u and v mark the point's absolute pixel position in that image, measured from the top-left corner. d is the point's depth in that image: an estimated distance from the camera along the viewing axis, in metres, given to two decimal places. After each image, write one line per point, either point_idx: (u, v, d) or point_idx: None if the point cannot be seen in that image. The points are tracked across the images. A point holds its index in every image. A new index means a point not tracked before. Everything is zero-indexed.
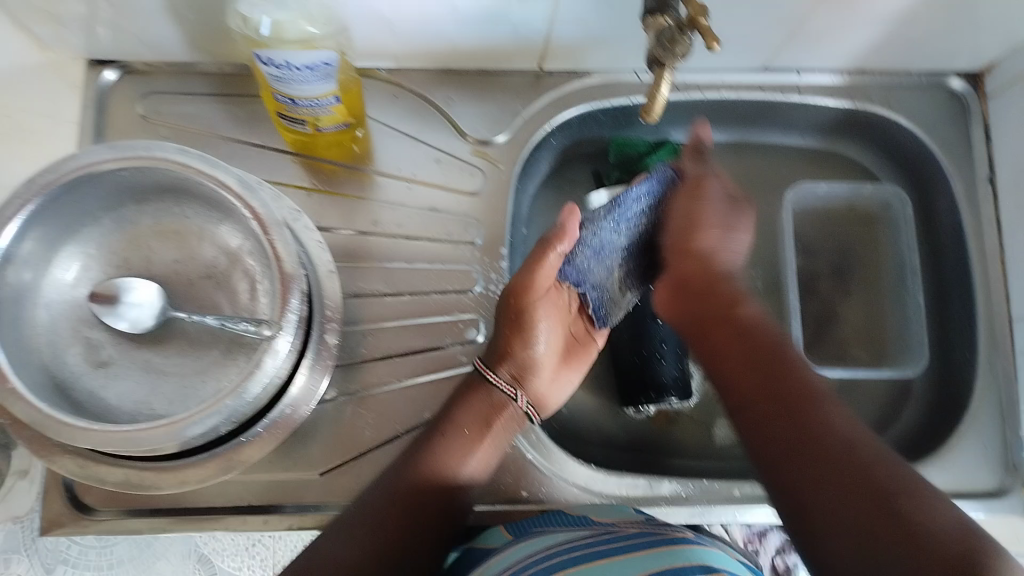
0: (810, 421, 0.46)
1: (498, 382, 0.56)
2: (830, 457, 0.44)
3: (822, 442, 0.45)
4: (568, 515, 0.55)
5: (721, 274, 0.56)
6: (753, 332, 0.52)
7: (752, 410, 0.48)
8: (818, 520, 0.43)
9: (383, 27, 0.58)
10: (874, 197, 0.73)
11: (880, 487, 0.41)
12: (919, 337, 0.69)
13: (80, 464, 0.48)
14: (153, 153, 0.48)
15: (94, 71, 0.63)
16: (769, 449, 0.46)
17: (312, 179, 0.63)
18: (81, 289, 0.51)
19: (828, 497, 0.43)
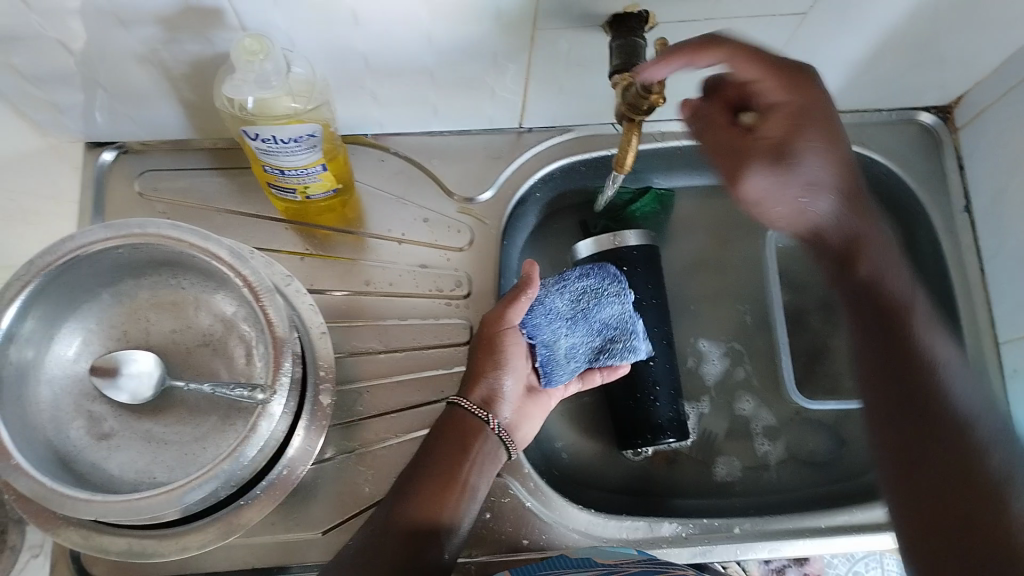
0: (948, 428, 0.52)
1: (470, 408, 0.57)
2: (944, 468, 0.51)
3: (935, 459, 0.51)
4: (571, 558, 0.56)
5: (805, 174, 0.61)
6: (872, 300, 0.61)
7: (905, 412, 0.55)
8: (924, 513, 0.51)
9: (367, 97, 0.60)
10: None
11: (989, 498, 0.48)
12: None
13: (83, 535, 0.49)
14: (147, 229, 0.50)
15: (93, 152, 0.66)
16: (906, 449, 0.54)
17: (305, 244, 0.65)
18: (82, 363, 0.53)
19: (935, 502, 0.50)
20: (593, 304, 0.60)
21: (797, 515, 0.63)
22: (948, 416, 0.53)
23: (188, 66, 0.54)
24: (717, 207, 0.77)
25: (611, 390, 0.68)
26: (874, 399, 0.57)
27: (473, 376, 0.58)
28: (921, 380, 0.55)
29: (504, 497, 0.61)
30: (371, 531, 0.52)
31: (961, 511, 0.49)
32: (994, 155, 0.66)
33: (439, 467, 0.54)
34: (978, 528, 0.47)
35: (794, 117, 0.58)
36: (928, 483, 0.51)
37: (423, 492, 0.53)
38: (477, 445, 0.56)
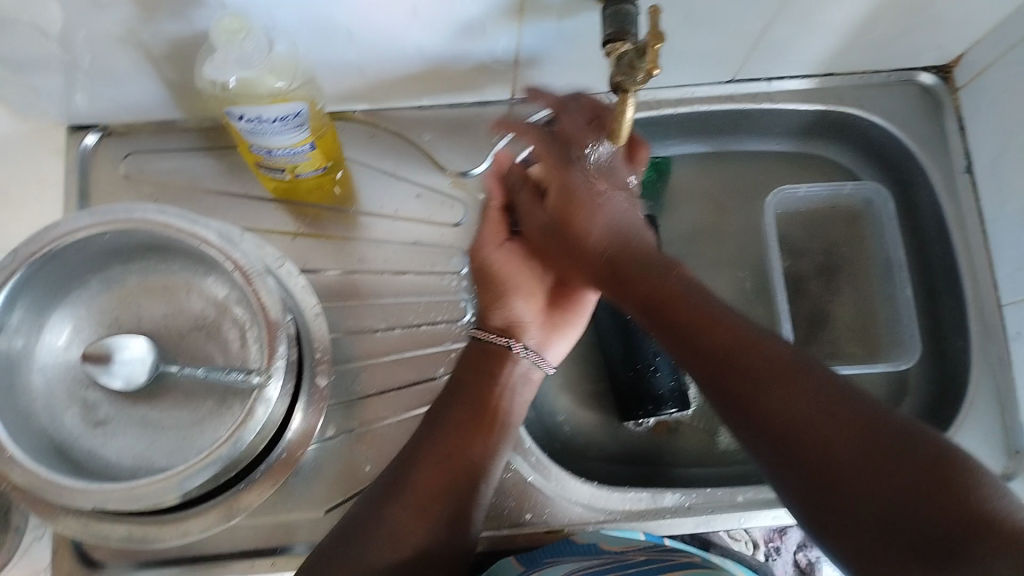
0: (788, 374, 0.43)
1: (490, 336, 0.60)
2: (822, 423, 0.41)
3: (810, 415, 0.41)
4: (577, 545, 0.56)
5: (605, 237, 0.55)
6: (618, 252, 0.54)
7: (752, 375, 0.44)
8: (820, 506, 0.40)
9: (353, 72, 0.59)
10: (855, 194, 0.74)
11: (838, 416, 0.41)
12: (913, 338, 0.69)
13: (83, 523, 0.49)
14: (133, 215, 0.50)
15: (76, 136, 0.64)
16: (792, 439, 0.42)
17: (298, 224, 0.64)
18: (73, 350, 0.53)
19: (827, 466, 0.40)
20: None
21: None
22: (785, 356, 0.44)
23: (167, 46, 0.52)
24: (714, 173, 0.76)
25: (611, 361, 0.68)
26: (710, 387, 0.47)
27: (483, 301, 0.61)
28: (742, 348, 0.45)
29: (506, 472, 0.61)
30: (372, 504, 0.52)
31: (856, 463, 0.39)
32: (996, 115, 0.64)
33: (463, 425, 0.56)
34: (897, 460, 0.38)
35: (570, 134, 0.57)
36: (820, 448, 0.40)
37: (452, 449, 0.55)
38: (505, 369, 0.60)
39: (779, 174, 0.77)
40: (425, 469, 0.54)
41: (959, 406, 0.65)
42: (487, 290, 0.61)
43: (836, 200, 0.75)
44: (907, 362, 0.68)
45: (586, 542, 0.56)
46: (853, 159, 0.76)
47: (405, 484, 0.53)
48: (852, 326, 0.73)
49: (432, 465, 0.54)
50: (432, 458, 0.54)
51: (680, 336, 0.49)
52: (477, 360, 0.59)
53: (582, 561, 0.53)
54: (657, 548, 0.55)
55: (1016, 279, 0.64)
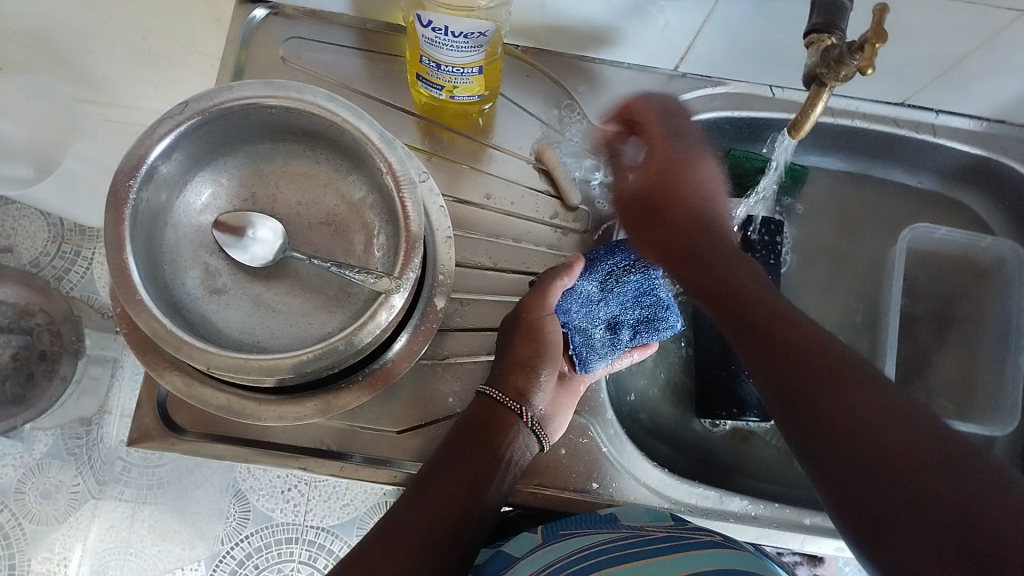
0: (856, 372, 0.43)
1: (504, 400, 0.54)
2: (867, 418, 0.40)
3: (860, 411, 0.41)
4: (597, 515, 0.57)
5: (693, 179, 0.55)
6: (689, 200, 0.54)
7: (796, 355, 0.45)
8: (854, 498, 0.40)
9: (535, 8, 0.58)
10: (989, 249, 0.72)
11: (908, 425, 0.40)
12: (1013, 407, 0.68)
13: (188, 383, 0.48)
14: (304, 95, 0.49)
15: (244, 9, 0.63)
16: (830, 420, 0.42)
17: (433, 145, 0.64)
18: (207, 216, 0.53)
19: (864, 453, 0.40)
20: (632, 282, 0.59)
21: None
22: (830, 346, 0.45)
23: None
24: (849, 196, 0.74)
25: (702, 355, 0.68)
26: (764, 375, 0.46)
27: (508, 349, 0.55)
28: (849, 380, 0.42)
29: (582, 437, 0.60)
30: (412, 493, 0.51)
31: (885, 438, 0.39)
32: None
33: (480, 439, 0.53)
34: (923, 441, 0.39)
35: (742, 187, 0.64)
36: (862, 438, 0.40)
37: (472, 457, 0.52)
38: (510, 439, 0.53)
39: (912, 212, 0.74)
40: (446, 475, 0.51)
41: None
42: (516, 348, 0.55)
43: (968, 249, 0.72)
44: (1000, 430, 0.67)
45: (608, 514, 0.57)
46: (994, 214, 0.73)
47: (429, 481, 0.51)
48: (953, 379, 0.70)
49: (454, 468, 0.51)
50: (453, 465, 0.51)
51: (790, 349, 0.45)
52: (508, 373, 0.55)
53: (603, 533, 0.53)
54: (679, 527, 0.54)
55: None
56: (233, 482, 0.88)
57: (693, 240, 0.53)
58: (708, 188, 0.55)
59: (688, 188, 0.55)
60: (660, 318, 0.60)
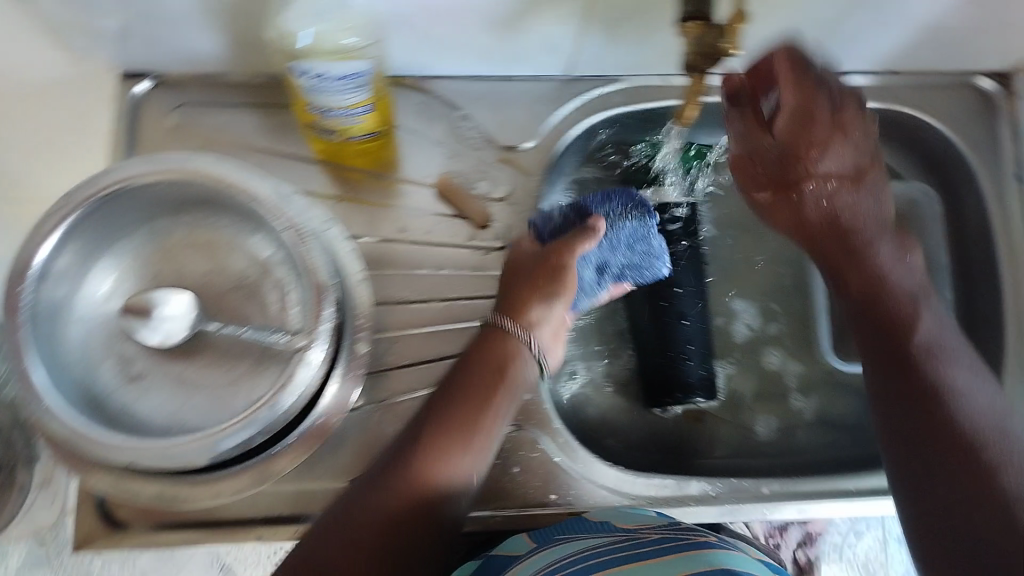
0: (919, 391, 0.52)
1: (514, 330, 0.53)
2: (961, 430, 0.50)
3: (960, 423, 0.50)
4: (589, 521, 0.57)
5: (848, 226, 0.58)
6: (835, 223, 0.58)
7: (887, 372, 0.54)
8: (920, 496, 0.49)
9: (415, 37, 0.57)
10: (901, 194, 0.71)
11: (963, 450, 0.49)
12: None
13: (114, 478, 0.48)
14: (187, 165, 0.48)
15: (127, 84, 0.62)
16: (912, 439, 0.51)
17: (341, 189, 0.63)
18: (113, 302, 0.51)
19: (941, 466, 0.49)
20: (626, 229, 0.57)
21: (825, 478, 0.63)
22: (930, 380, 0.52)
23: None
24: None
25: (641, 347, 0.68)
26: (876, 382, 0.55)
27: (523, 295, 0.55)
28: (936, 399, 0.51)
29: (533, 452, 0.61)
30: (391, 460, 0.48)
31: (945, 468, 0.49)
32: None
33: (475, 394, 0.50)
34: (953, 468, 0.48)
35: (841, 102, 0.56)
36: (928, 455, 0.50)
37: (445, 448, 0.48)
38: (522, 367, 0.53)
39: None
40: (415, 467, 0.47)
41: None
42: (530, 293, 0.55)
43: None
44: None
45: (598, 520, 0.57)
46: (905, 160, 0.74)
47: (393, 473, 0.47)
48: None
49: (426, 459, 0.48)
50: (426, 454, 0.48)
51: (889, 355, 0.55)
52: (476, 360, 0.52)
53: (594, 537, 0.54)
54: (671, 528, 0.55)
55: None
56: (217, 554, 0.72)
57: (845, 266, 0.59)
58: (858, 154, 0.57)
59: (845, 228, 0.58)
60: (648, 266, 0.60)
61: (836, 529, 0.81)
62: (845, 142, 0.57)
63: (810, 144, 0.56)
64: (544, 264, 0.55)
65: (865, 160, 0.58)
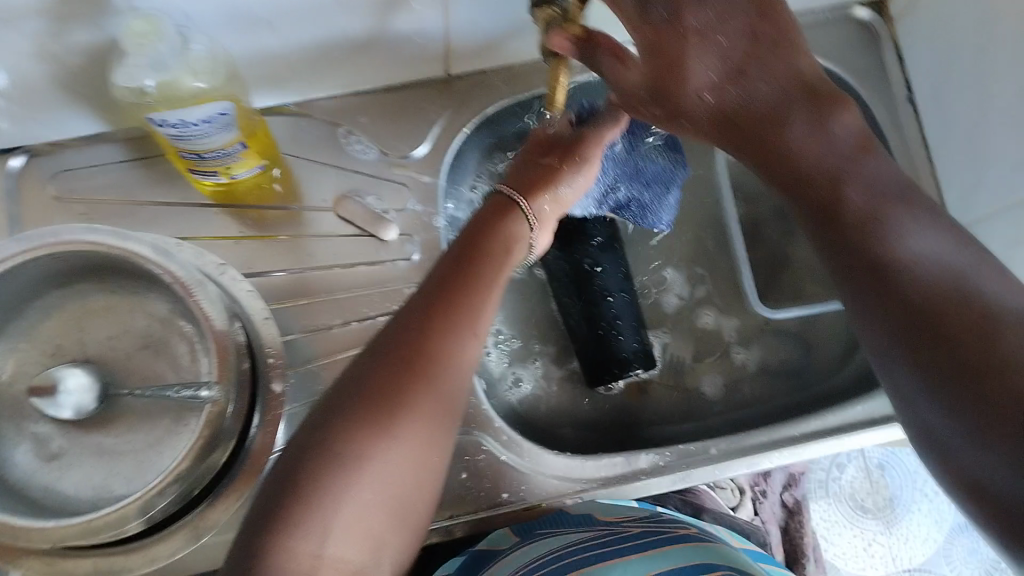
0: (876, 270, 0.43)
1: (528, 211, 0.56)
2: (955, 301, 0.40)
3: (930, 290, 0.41)
4: (572, 515, 0.59)
5: (769, 106, 0.44)
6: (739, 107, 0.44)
7: (843, 258, 0.44)
8: (959, 414, 0.38)
9: (278, 62, 0.57)
10: None
11: (940, 328, 0.40)
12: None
13: (47, 561, 0.47)
14: (61, 236, 0.47)
15: (0, 160, 0.61)
16: (897, 337, 0.42)
17: (241, 226, 0.62)
18: (18, 385, 0.50)
19: (935, 350, 0.40)
20: (642, 168, 0.64)
21: (773, 428, 0.63)
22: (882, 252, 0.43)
23: (80, 58, 0.50)
24: None
25: (574, 329, 0.68)
26: (853, 293, 0.44)
27: (538, 177, 0.57)
28: (884, 274, 0.42)
29: (479, 454, 0.60)
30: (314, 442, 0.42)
31: (924, 349, 0.40)
32: (932, 40, 0.65)
33: (392, 366, 0.44)
34: (939, 343, 0.40)
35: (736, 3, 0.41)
36: (931, 339, 0.40)
37: (397, 443, 0.42)
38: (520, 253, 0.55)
39: None
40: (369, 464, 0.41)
41: None
42: (552, 172, 0.57)
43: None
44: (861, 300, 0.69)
45: (580, 513, 0.59)
46: None
47: (310, 470, 0.40)
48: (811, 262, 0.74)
49: (381, 450, 0.41)
50: (380, 447, 0.41)
51: (840, 246, 0.45)
52: (434, 327, 0.46)
53: (578, 532, 0.56)
54: (652, 522, 0.57)
55: (968, 202, 0.65)
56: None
57: (773, 156, 0.45)
58: (730, 50, 0.42)
59: (766, 109, 0.44)
60: (649, 214, 0.66)
61: (818, 468, 0.87)
62: (715, 36, 0.42)
63: (669, 82, 0.44)
64: (563, 143, 0.58)
65: (744, 53, 0.42)
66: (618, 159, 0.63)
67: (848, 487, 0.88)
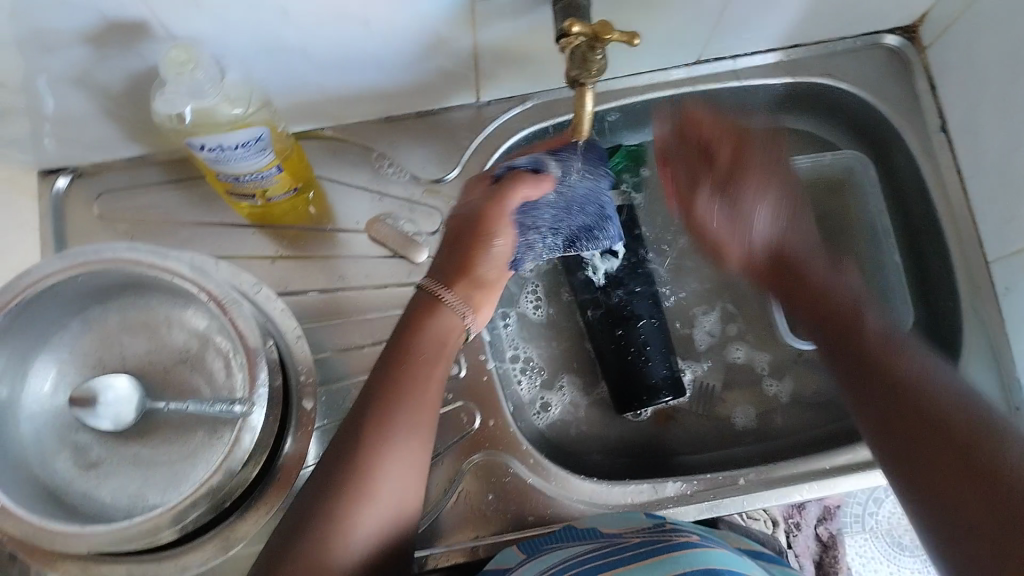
0: (905, 421, 0.50)
1: (450, 302, 0.55)
2: (954, 417, 0.48)
3: (944, 409, 0.49)
4: (579, 530, 0.56)
5: (839, 305, 0.60)
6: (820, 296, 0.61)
7: (872, 399, 0.53)
8: (977, 515, 0.44)
9: (313, 89, 0.59)
10: (834, 163, 0.74)
11: (960, 449, 0.47)
12: (906, 310, 0.70)
13: (82, 567, 0.50)
14: (104, 254, 0.50)
15: (47, 180, 0.64)
16: (913, 466, 0.49)
17: (277, 247, 0.64)
18: (60, 396, 0.53)
19: (943, 467, 0.47)
20: (576, 197, 0.59)
21: (802, 459, 0.63)
22: (905, 377, 0.52)
23: (125, 83, 0.53)
24: None
25: (602, 356, 0.68)
26: (877, 433, 0.52)
27: (457, 266, 0.56)
28: (907, 385, 0.51)
29: (506, 476, 0.61)
30: (301, 508, 0.47)
31: (941, 476, 0.47)
32: (964, 69, 0.64)
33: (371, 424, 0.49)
34: (966, 481, 0.45)
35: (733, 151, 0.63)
36: (937, 481, 0.47)
37: (373, 466, 0.47)
38: (455, 338, 0.55)
39: None
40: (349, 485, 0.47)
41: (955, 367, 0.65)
42: (466, 259, 0.56)
43: (819, 170, 0.74)
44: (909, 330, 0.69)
45: (588, 527, 0.56)
46: (832, 128, 0.75)
47: (312, 522, 0.46)
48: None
49: (376, 491, 0.47)
50: (370, 489, 0.47)
51: (870, 393, 0.53)
52: (395, 358, 0.52)
53: (579, 547, 0.52)
54: (655, 530, 0.52)
55: (1001, 233, 0.64)
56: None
57: (828, 326, 0.60)
58: (785, 207, 0.64)
59: (834, 307, 0.60)
60: (602, 229, 0.63)
61: (855, 501, 0.84)
62: (764, 152, 0.64)
63: (735, 179, 0.63)
64: (467, 225, 0.56)
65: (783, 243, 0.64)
66: (558, 210, 0.59)
67: (887, 522, 0.83)
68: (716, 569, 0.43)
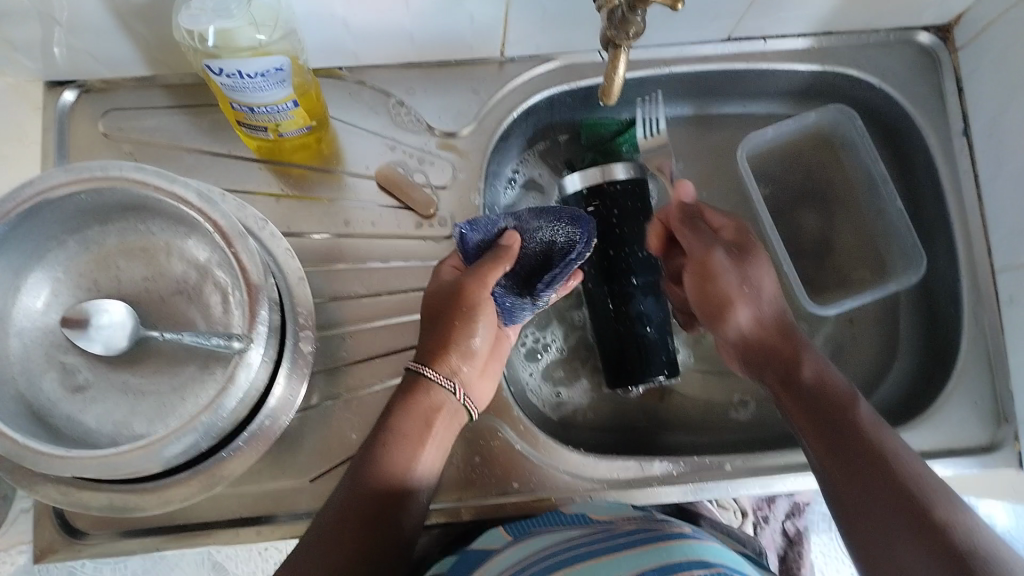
0: (896, 509, 0.45)
1: (438, 379, 0.53)
2: (944, 517, 0.44)
3: (930, 492, 0.45)
4: (565, 515, 0.56)
5: (818, 375, 0.55)
6: (816, 390, 0.54)
7: (853, 467, 0.48)
8: (921, 553, 0.43)
9: (339, 26, 0.57)
10: (819, 120, 0.72)
11: (939, 536, 0.43)
12: (916, 248, 0.67)
13: (64, 491, 0.50)
14: (110, 173, 0.48)
15: (53, 92, 0.62)
16: (894, 527, 0.45)
17: (282, 185, 0.62)
18: (51, 314, 0.51)
19: (938, 545, 0.42)
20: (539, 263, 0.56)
21: (788, 450, 0.63)
22: (924, 490, 0.46)
23: None
24: (706, 140, 0.76)
25: (600, 331, 0.68)
26: (850, 519, 0.48)
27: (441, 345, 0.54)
28: (887, 463, 0.48)
29: (494, 440, 0.61)
30: (317, 531, 0.48)
31: (907, 546, 0.44)
32: (996, 73, 0.63)
33: (413, 429, 0.52)
34: (937, 554, 0.42)
35: (738, 240, 0.62)
36: (892, 561, 0.44)
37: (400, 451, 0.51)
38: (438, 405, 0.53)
39: None
40: (382, 466, 0.50)
41: (949, 373, 0.65)
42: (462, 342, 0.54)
43: (805, 134, 0.73)
44: (916, 273, 0.66)
45: (576, 512, 0.56)
46: None
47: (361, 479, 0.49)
48: (845, 270, 0.72)
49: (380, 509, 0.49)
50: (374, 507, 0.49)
51: (883, 472, 0.47)
52: (408, 401, 0.53)
53: (570, 531, 0.51)
54: (648, 519, 0.52)
55: (1011, 244, 0.63)
56: (209, 553, 0.72)
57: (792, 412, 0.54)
58: (734, 268, 0.59)
59: (816, 373, 0.55)
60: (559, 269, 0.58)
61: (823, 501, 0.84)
62: (733, 271, 0.59)
63: (751, 261, 0.60)
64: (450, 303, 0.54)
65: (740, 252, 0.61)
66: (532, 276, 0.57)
67: None
68: (713, 562, 0.43)
